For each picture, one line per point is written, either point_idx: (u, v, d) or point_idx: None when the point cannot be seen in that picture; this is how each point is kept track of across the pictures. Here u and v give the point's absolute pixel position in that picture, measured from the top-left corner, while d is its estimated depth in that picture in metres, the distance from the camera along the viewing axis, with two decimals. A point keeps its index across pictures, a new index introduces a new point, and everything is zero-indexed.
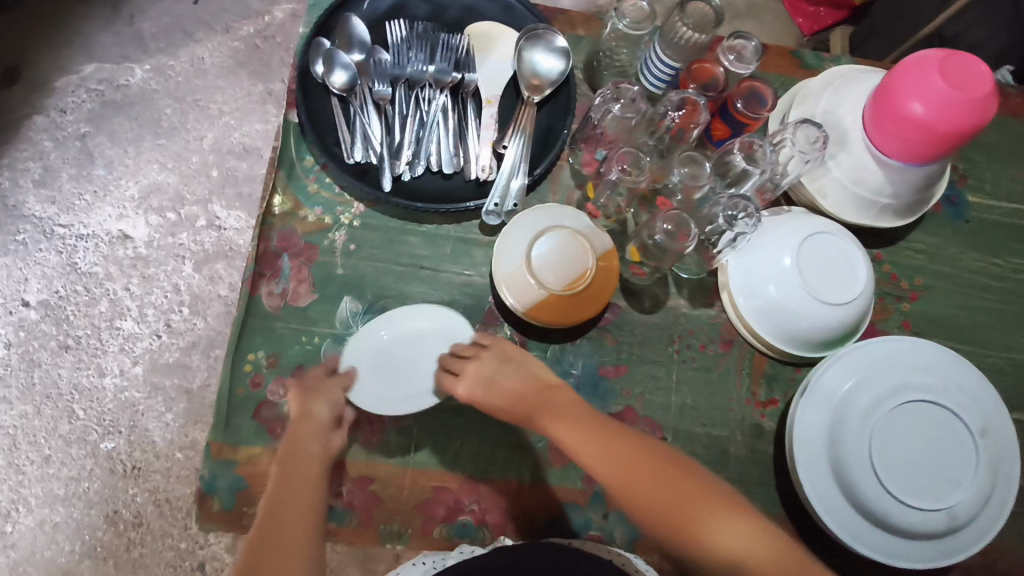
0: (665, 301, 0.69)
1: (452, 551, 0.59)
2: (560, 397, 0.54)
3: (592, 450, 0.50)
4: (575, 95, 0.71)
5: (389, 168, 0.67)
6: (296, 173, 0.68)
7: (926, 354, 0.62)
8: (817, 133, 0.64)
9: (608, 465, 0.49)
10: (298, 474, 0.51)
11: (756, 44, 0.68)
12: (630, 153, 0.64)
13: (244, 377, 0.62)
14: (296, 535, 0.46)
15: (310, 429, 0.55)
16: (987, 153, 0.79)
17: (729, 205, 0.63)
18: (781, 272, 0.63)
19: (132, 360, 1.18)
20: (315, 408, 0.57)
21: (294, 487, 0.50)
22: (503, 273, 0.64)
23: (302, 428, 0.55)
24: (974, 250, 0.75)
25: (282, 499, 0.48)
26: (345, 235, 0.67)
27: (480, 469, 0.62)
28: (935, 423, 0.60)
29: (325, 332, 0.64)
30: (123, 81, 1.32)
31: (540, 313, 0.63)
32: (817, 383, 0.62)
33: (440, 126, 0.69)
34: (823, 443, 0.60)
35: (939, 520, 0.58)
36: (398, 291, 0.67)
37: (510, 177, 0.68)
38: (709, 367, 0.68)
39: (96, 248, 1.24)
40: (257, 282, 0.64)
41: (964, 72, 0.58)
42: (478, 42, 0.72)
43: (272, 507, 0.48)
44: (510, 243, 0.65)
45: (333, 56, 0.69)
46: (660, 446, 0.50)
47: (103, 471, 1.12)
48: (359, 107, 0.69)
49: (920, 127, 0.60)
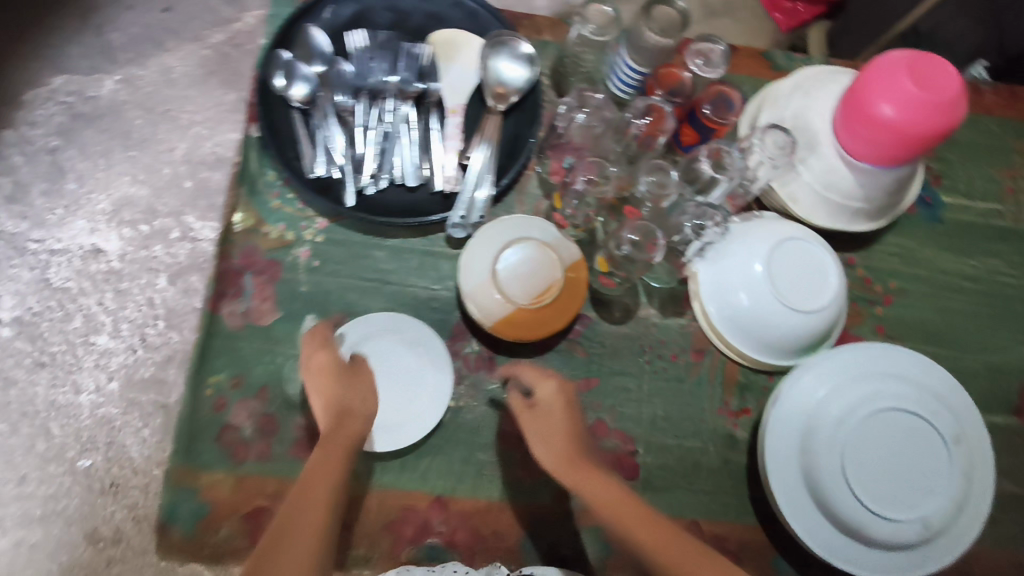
0: (636, 311, 0.68)
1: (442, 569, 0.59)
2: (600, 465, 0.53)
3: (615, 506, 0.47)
4: (540, 103, 0.70)
5: (352, 181, 0.67)
6: (258, 188, 0.66)
7: (899, 361, 0.61)
8: (785, 138, 0.63)
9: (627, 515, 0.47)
10: (323, 468, 0.46)
11: (723, 47, 0.67)
12: (596, 162, 0.65)
13: (206, 401, 0.60)
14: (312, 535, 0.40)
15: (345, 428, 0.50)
16: (960, 152, 0.78)
17: (697, 213, 0.64)
18: (753, 279, 0.62)
19: (108, 376, 1.16)
20: (349, 406, 0.52)
21: (319, 482, 0.44)
22: (471, 287, 0.63)
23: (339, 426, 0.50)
24: (948, 251, 0.74)
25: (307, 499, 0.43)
26: (308, 251, 0.65)
27: (449, 489, 0.61)
28: (910, 431, 0.59)
29: (289, 352, 0.62)
30: (94, 93, 1.30)
31: (507, 329, 0.62)
32: (791, 391, 0.61)
33: (405, 137, 0.68)
34: (796, 453, 0.60)
35: (913, 530, 0.57)
36: (363, 307, 0.65)
37: (475, 188, 0.67)
38: (681, 378, 0.67)
39: (70, 262, 1.22)
40: (219, 302, 0.62)
41: (934, 74, 0.57)
42: (442, 49, 0.71)
43: (291, 504, 0.42)
44: (476, 257, 0.63)
45: (293, 68, 0.67)
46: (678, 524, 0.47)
47: (81, 488, 1.10)
48: (321, 120, 0.68)
49: (891, 130, 0.59)
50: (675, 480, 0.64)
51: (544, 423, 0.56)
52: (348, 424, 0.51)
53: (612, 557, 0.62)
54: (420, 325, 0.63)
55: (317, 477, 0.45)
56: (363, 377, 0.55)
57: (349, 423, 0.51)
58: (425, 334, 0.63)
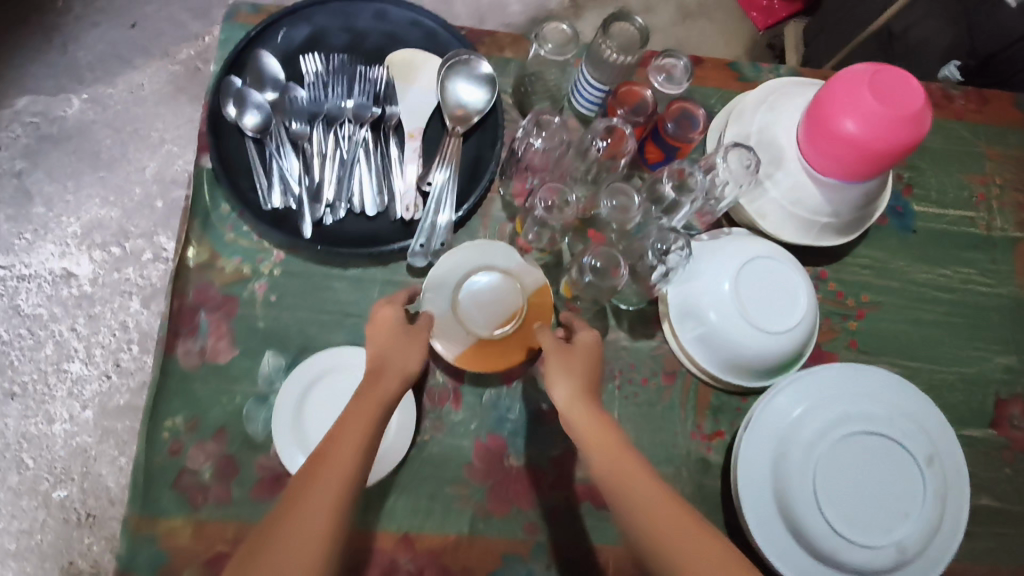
0: (605, 335, 0.67)
1: None
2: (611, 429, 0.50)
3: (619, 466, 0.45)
4: (501, 124, 0.68)
5: (309, 212, 0.64)
6: (212, 222, 0.64)
7: (871, 381, 0.60)
8: (750, 154, 0.61)
9: (623, 473, 0.45)
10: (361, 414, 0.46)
11: (686, 62, 0.67)
12: (557, 187, 0.61)
13: (161, 445, 0.58)
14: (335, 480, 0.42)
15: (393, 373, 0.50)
16: (932, 159, 0.77)
17: (660, 237, 0.61)
18: (720, 298, 0.61)
19: (82, 404, 1.15)
20: (397, 354, 0.52)
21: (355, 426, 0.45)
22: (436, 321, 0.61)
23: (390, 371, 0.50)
24: (920, 262, 0.73)
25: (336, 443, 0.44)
26: (265, 284, 0.64)
27: (416, 526, 0.60)
28: (883, 453, 0.59)
29: (247, 391, 0.61)
30: (60, 113, 1.28)
31: (470, 362, 0.61)
32: (763, 414, 0.60)
33: (362, 163, 0.66)
34: (769, 476, 0.58)
35: (888, 554, 0.57)
36: (323, 341, 0.63)
37: (437, 214, 0.65)
38: (652, 402, 0.66)
39: (40, 288, 1.20)
40: (173, 341, 0.61)
41: (896, 87, 0.56)
42: (400, 71, 0.69)
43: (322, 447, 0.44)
44: (435, 291, 0.62)
45: (245, 95, 0.65)
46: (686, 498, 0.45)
47: (56, 521, 1.10)
48: (276, 149, 0.66)
49: (854, 145, 0.58)
50: None
51: (565, 362, 0.53)
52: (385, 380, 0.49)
53: None
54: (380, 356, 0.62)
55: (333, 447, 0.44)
56: (417, 338, 0.54)
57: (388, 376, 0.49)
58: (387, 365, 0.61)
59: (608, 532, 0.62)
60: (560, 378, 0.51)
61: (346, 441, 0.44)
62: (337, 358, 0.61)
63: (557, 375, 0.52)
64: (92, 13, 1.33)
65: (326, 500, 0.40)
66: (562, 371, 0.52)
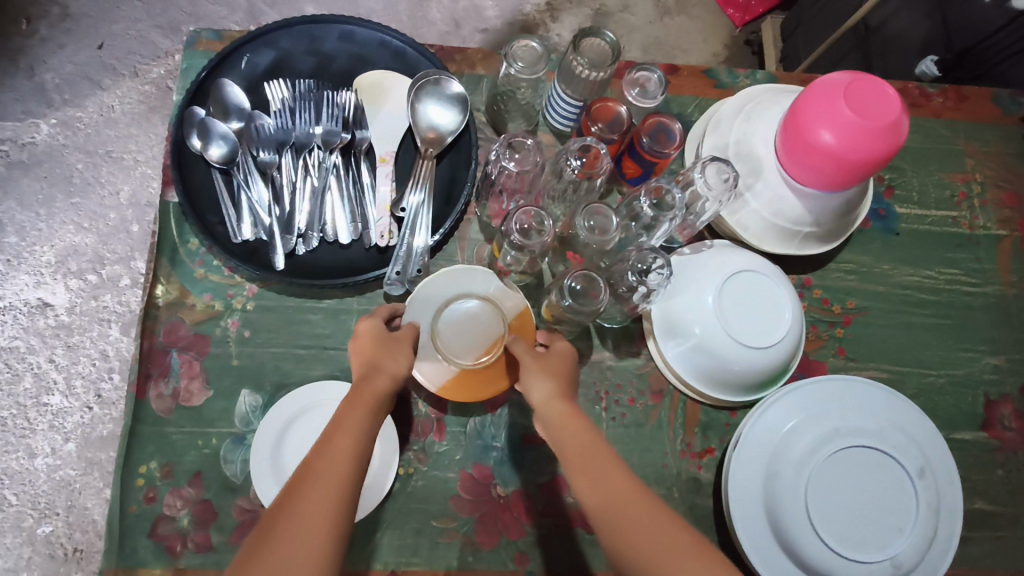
0: (590, 355, 0.65)
1: None
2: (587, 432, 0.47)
3: (607, 495, 0.43)
4: (476, 144, 0.66)
5: (281, 244, 0.62)
6: (180, 258, 0.63)
7: (860, 394, 0.60)
8: (728, 167, 0.60)
9: (613, 502, 0.42)
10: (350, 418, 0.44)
11: (661, 75, 0.66)
12: (534, 211, 0.59)
13: (136, 493, 0.57)
14: (330, 480, 0.40)
15: (381, 378, 0.49)
16: (912, 159, 0.76)
17: (638, 258, 0.59)
18: (705, 315, 0.60)
19: (64, 437, 1.13)
20: (383, 359, 0.51)
21: (347, 426, 0.44)
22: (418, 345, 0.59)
23: (376, 378, 0.49)
24: (906, 265, 0.73)
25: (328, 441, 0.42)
26: (239, 320, 0.62)
27: (402, 562, 0.58)
28: (874, 467, 0.58)
29: (224, 432, 0.59)
30: (29, 138, 1.25)
31: (446, 391, 0.59)
32: (752, 432, 0.59)
33: (334, 190, 0.65)
34: (760, 493, 0.58)
35: (882, 570, 0.56)
36: (300, 376, 0.62)
37: (412, 237, 0.63)
38: (640, 422, 0.64)
39: (15, 319, 1.18)
40: (144, 384, 0.59)
41: (870, 97, 0.55)
42: (368, 94, 0.67)
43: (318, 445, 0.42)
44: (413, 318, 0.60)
45: (209, 126, 0.63)
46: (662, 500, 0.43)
47: (42, 558, 1.08)
48: (244, 179, 0.64)
49: (832, 157, 0.57)
50: None
51: (542, 365, 0.53)
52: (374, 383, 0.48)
53: None
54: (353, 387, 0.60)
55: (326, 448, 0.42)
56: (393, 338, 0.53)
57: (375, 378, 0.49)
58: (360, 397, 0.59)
59: (602, 556, 0.61)
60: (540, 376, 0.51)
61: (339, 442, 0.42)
62: (312, 395, 0.59)
63: (536, 374, 0.52)
64: (58, 34, 1.30)
65: (326, 499, 0.39)
66: (538, 372, 0.52)
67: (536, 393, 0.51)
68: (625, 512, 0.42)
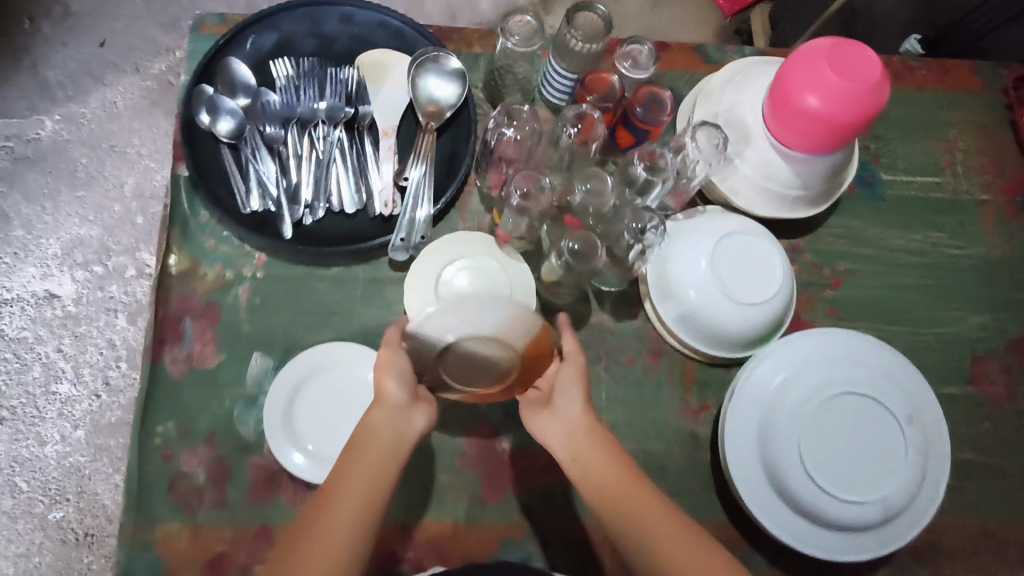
0: (589, 318, 0.68)
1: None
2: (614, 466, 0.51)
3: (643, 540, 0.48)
4: (475, 118, 0.69)
5: (289, 214, 0.65)
6: (191, 231, 0.65)
7: (851, 346, 0.62)
8: (718, 132, 0.63)
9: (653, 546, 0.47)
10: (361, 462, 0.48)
11: (650, 47, 0.68)
12: (532, 175, 0.62)
13: (153, 453, 0.59)
14: (336, 532, 0.45)
15: (388, 413, 0.50)
16: (897, 128, 0.79)
17: (636, 219, 0.62)
18: (700, 277, 0.63)
19: (73, 424, 1.15)
20: (385, 389, 0.50)
21: (354, 477, 0.47)
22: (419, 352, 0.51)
23: (383, 412, 0.50)
24: (893, 229, 0.75)
25: (334, 495, 0.46)
26: (248, 289, 0.64)
27: (412, 516, 0.61)
28: (863, 414, 0.61)
29: (237, 394, 0.61)
30: (33, 134, 1.27)
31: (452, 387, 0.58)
32: (748, 384, 0.61)
33: (338, 162, 0.67)
34: (755, 444, 0.60)
35: (874, 511, 0.59)
36: (309, 341, 0.64)
37: (414, 209, 0.65)
38: (639, 381, 0.67)
39: (23, 310, 1.20)
40: (159, 350, 0.61)
41: (852, 62, 0.57)
42: (370, 71, 0.69)
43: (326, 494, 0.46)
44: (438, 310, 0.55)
45: (217, 103, 0.65)
46: (675, 516, 0.48)
47: (54, 543, 1.10)
48: (252, 153, 0.66)
49: (819, 121, 0.59)
50: None
51: (578, 376, 0.54)
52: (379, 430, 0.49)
53: (584, 572, 0.61)
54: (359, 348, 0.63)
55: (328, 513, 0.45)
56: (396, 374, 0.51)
57: (384, 422, 0.50)
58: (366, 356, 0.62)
59: None
60: (576, 388, 0.53)
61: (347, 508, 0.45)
62: (316, 358, 0.61)
63: (570, 386, 0.54)
64: (61, 31, 1.32)
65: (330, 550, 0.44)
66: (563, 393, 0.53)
67: (573, 398, 0.53)
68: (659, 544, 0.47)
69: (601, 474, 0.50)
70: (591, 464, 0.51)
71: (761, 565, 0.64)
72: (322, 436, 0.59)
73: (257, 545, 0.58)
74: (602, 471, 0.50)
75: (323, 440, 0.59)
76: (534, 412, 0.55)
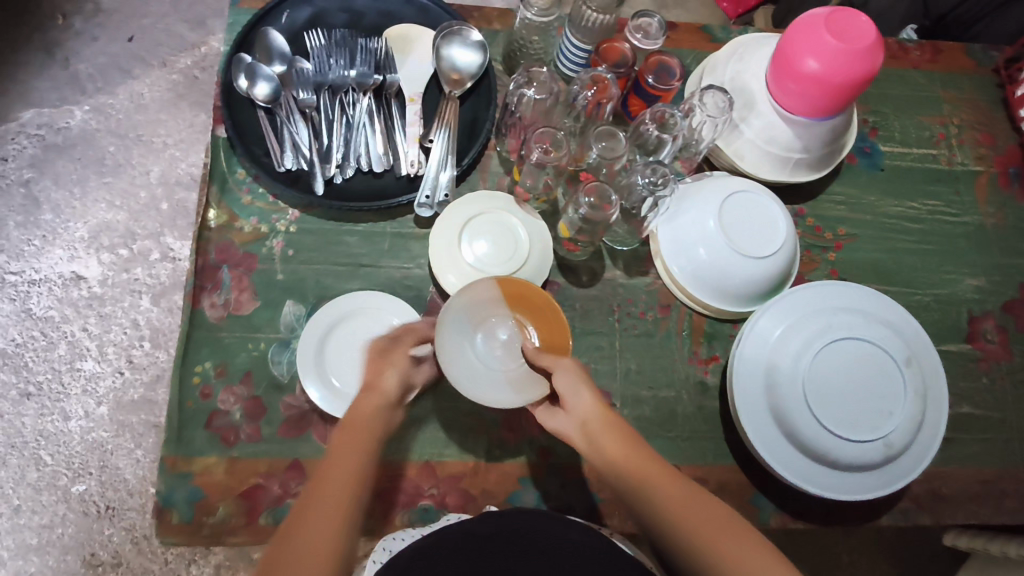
0: (602, 273, 0.72)
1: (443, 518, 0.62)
2: (641, 459, 0.50)
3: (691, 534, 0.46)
4: (495, 87, 0.73)
5: (320, 172, 0.68)
6: (229, 186, 0.69)
7: (848, 298, 0.66)
8: (722, 94, 0.68)
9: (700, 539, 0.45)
10: (352, 442, 0.47)
11: (660, 20, 0.72)
12: (549, 132, 0.66)
13: (192, 390, 0.62)
14: (335, 504, 0.43)
15: (376, 403, 0.50)
16: (894, 104, 0.83)
17: (648, 172, 0.67)
18: (708, 234, 0.66)
19: (96, 400, 1.13)
20: (378, 379, 0.52)
21: (348, 455, 0.46)
22: (451, 320, 0.55)
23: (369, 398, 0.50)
24: (891, 197, 0.79)
25: (331, 470, 0.44)
26: (282, 241, 0.68)
27: (435, 455, 0.64)
28: (863, 359, 0.64)
29: (271, 337, 0.65)
30: (64, 123, 1.29)
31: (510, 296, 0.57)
32: (751, 333, 0.65)
33: (368, 127, 0.71)
34: (762, 391, 0.63)
35: (876, 449, 0.62)
36: (339, 290, 0.68)
37: (439, 170, 0.70)
38: (651, 333, 0.70)
39: (50, 291, 1.19)
40: (198, 295, 0.65)
41: (848, 26, 0.61)
42: (397, 44, 0.74)
43: (323, 470, 0.45)
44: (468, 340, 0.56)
45: (255, 69, 0.70)
46: (708, 509, 0.46)
47: (76, 515, 1.08)
48: (286, 117, 0.70)
49: (817, 82, 0.63)
50: (653, 428, 0.67)
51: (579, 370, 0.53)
52: (361, 424, 0.48)
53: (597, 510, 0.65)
54: (383, 298, 0.66)
55: (319, 491, 0.43)
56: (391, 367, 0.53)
57: (371, 413, 0.49)
58: (391, 303, 0.66)
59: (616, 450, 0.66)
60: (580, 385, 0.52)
61: (330, 499, 0.43)
62: (342, 308, 0.65)
63: (575, 384, 0.52)
64: (92, 27, 1.35)
65: (328, 524, 0.41)
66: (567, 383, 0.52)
67: (581, 393, 0.52)
68: (704, 540, 0.45)
69: (616, 454, 0.50)
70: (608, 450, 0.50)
71: (769, 508, 0.66)
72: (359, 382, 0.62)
73: (290, 479, 0.61)
74: (615, 449, 0.50)
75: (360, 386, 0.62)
76: (549, 408, 0.55)
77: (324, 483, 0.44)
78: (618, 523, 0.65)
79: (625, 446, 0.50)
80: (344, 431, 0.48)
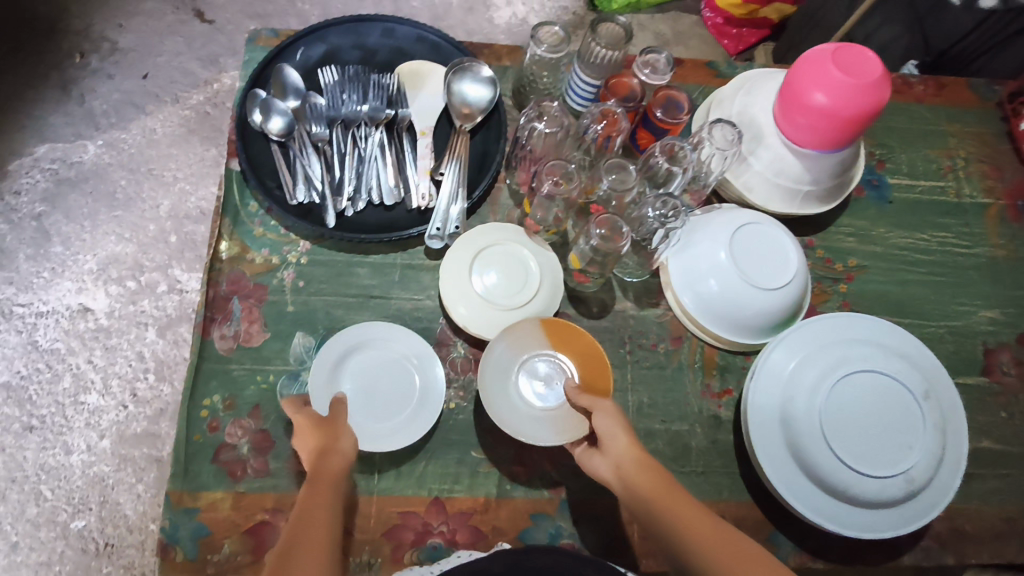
0: (613, 305, 0.72)
1: (452, 556, 0.60)
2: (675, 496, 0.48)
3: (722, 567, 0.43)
4: (505, 120, 0.74)
5: (332, 205, 0.69)
6: (241, 219, 0.69)
7: (862, 330, 0.66)
8: (731, 127, 0.69)
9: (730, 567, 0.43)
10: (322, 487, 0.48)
11: (668, 56, 0.72)
12: (560, 165, 0.66)
13: (200, 423, 0.61)
14: (318, 528, 0.43)
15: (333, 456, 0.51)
16: (901, 138, 0.84)
17: (659, 204, 0.68)
18: (719, 265, 0.66)
19: (99, 434, 1.12)
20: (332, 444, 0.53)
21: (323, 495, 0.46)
22: (492, 363, 0.62)
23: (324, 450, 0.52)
24: (901, 229, 0.79)
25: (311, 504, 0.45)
26: (293, 273, 0.68)
27: (445, 490, 0.63)
28: (881, 392, 0.63)
29: (280, 369, 0.65)
30: (77, 158, 1.31)
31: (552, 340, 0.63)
32: (764, 366, 0.64)
33: (380, 160, 0.71)
34: (778, 425, 0.62)
35: (897, 485, 0.60)
36: (350, 322, 0.68)
37: (450, 203, 0.70)
38: (663, 364, 0.70)
39: (57, 323, 1.19)
40: (209, 326, 0.65)
41: (855, 62, 0.62)
42: (408, 79, 0.75)
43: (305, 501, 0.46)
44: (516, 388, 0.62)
45: (270, 104, 0.71)
46: (739, 540, 0.44)
47: (74, 552, 1.05)
48: (299, 150, 0.71)
49: (826, 116, 0.64)
50: (667, 462, 0.66)
51: (615, 412, 0.55)
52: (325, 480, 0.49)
53: (612, 548, 0.63)
54: (393, 329, 0.65)
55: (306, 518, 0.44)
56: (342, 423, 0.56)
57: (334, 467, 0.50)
58: (403, 333, 0.65)
59: None
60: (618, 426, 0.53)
61: (313, 540, 0.41)
62: (356, 339, 0.64)
63: (612, 426, 0.53)
64: (107, 65, 1.38)
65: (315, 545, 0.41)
66: (608, 422, 0.54)
67: (618, 434, 0.53)
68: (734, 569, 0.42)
69: (650, 493, 0.49)
70: (640, 488, 0.49)
71: (787, 547, 0.64)
72: (381, 412, 0.62)
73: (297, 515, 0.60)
74: (649, 489, 0.49)
75: (382, 415, 0.61)
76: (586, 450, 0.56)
77: (308, 528, 0.43)
78: (650, 563, 0.63)
79: (659, 485, 0.49)
80: (315, 484, 0.48)
